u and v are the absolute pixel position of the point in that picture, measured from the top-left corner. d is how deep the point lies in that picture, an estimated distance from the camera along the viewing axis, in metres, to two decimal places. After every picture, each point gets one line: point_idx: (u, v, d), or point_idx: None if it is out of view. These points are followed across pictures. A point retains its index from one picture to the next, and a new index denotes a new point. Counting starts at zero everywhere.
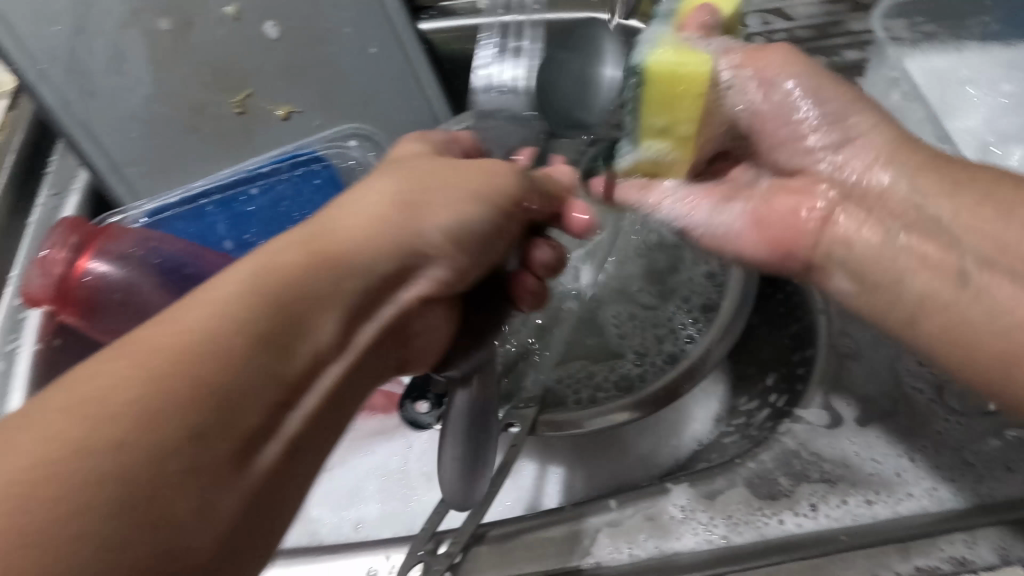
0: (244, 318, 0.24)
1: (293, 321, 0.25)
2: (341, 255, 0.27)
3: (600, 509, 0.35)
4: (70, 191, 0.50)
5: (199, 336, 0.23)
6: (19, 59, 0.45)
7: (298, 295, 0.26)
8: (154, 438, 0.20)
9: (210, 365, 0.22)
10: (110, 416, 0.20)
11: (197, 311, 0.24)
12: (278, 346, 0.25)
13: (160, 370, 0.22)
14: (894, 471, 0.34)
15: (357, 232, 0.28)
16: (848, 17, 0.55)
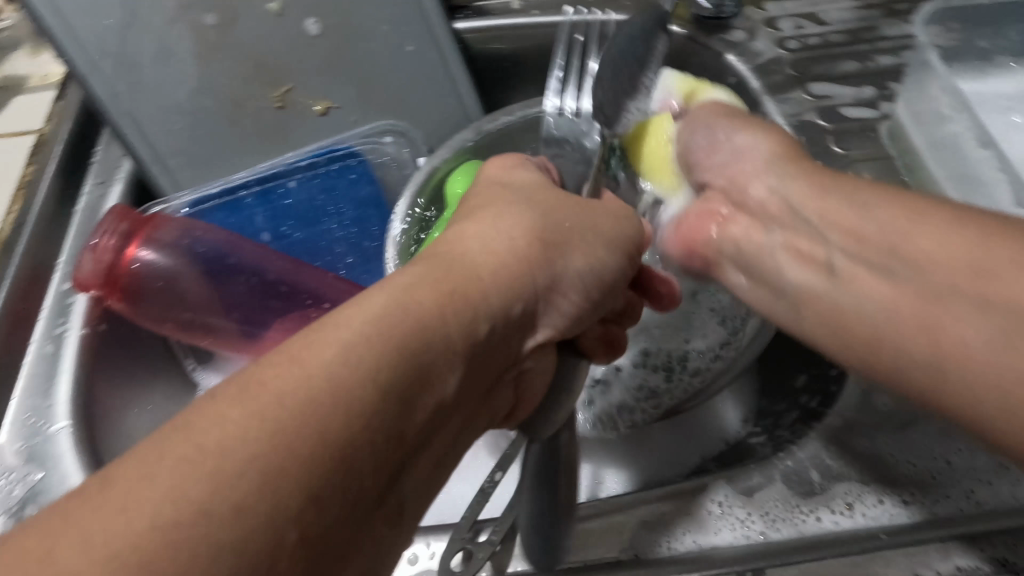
0: (378, 367, 0.21)
1: (428, 372, 0.23)
2: (477, 290, 0.26)
3: (638, 502, 0.35)
4: (115, 181, 0.51)
5: (345, 368, 0.21)
6: (73, 52, 0.47)
7: (434, 338, 0.24)
8: (287, 482, 0.18)
9: (358, 405, 0.20)
10: (253, 448, 0.18)
11: (329, 354, 0.21)
12: (416, 394, 0.22)
13: (302, 409, 0.20)
14: (931, 473, 0.34)
15: (492, 268, 0.27)
16: (882, 23, 0.56)
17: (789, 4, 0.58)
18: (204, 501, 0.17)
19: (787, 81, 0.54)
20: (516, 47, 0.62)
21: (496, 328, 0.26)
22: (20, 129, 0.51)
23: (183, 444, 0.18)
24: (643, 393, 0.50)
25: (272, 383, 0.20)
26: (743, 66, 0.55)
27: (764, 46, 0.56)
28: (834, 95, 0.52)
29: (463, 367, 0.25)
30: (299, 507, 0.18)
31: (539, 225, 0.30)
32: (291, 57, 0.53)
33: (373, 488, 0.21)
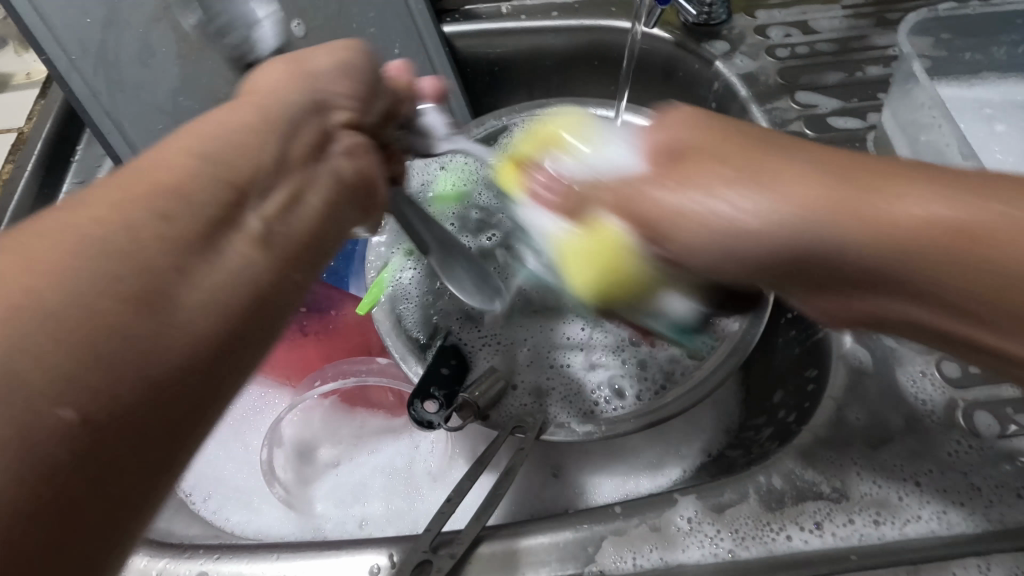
0: (169, 169, 0.23)
1: (238, 148, 0.26)
2: (266, 104, 0.29)
3: (605, 516, 0.34)
4: (95, 180, 0.51)
5: (160, 162, 0.24)
6: (53, 50, 0.46)
7: (237, 135, 0.26)
8: (134, 244, 0.21)
9: (169, 184, 0.23)
10: (86, 230, 0.21)
11: (117, 179, 0.23)
12: (238, 167, 0.25)
13: (129, 201, 0.22)
14: (898, 494, 0.33)
15: (268, 90, 0.30)
16: (871, 33, 0.55)
17: (779, 12, 0.58)
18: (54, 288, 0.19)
19: (775, 89, 0.53)
20: (505, 52, 0.61)
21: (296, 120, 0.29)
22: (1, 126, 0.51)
23: (17, 247, 0.20)
24: (594, 380, 0.47)
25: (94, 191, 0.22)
26: (729, 72, 0.55)
27: (752, 53, 0.56)
28: (822, 104, 0.52)
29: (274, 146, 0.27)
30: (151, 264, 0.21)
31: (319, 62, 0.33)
32: None
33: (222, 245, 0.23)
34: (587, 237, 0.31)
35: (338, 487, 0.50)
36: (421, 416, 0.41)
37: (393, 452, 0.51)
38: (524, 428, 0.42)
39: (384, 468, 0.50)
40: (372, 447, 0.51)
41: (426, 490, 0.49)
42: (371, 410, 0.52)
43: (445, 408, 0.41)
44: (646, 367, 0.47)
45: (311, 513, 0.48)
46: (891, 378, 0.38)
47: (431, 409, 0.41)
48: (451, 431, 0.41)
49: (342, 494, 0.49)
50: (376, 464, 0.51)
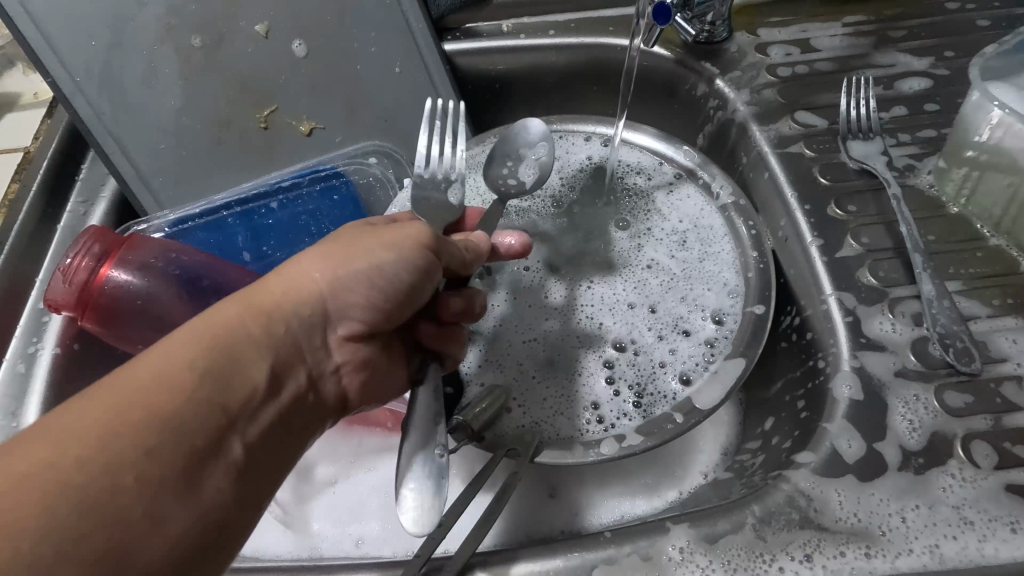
0: (195, 395, 0.27)
1: (231, 375, 0.28)
2: (274, 315, 0.31)
3: (596, 543, 0.34)
4: (99, 199, 0.52)
5: (156, 378, 0.26)
6: (58, 72, 0.47)
7: (230, 348, 0.29)
8: (113, 494, 0.23)
9: (158, 414, 0.25)
10: (63, 471, 0.22)
11: (133, 395, 0.25)
12: (228, 395, 0.28)
13: (98, 433, 0.24)
14: (887, 527, 0.33)
15: (285, 288, 0.32)
16: (873, 52, 0.55)
17: (781, 31, 0.58)
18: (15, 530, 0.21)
19: (775, 108, 0.53)
20: (505, 69, 0.62)
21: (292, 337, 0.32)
22: (7, 146, 0.52)
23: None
24: (574, 378, 0.46)
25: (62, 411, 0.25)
26: (730, 91, 0.55)
27: (754, 71, 0.56)
28: (824, 124, 0.51)
29: (270, 367, 0.30)
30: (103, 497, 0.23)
31: (348, 256, 0.33)
32: (278, 79, 0.53)
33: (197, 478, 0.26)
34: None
35: (335, 507, 0.50)
36: None
37: (389, 471, 0.51)
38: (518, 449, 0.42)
39: (381, 488, 0.50)
40: (369, 465, 0.51)
41: None
42: (368, 428, 0.53)
43: None
44: (634, 366, 0.46)
45: (308, 533, 0.49)
46: (883, 409, 0.38)
47: None
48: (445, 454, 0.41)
49: (339, 512, 0.49)
50: (372, 483, 0.51)
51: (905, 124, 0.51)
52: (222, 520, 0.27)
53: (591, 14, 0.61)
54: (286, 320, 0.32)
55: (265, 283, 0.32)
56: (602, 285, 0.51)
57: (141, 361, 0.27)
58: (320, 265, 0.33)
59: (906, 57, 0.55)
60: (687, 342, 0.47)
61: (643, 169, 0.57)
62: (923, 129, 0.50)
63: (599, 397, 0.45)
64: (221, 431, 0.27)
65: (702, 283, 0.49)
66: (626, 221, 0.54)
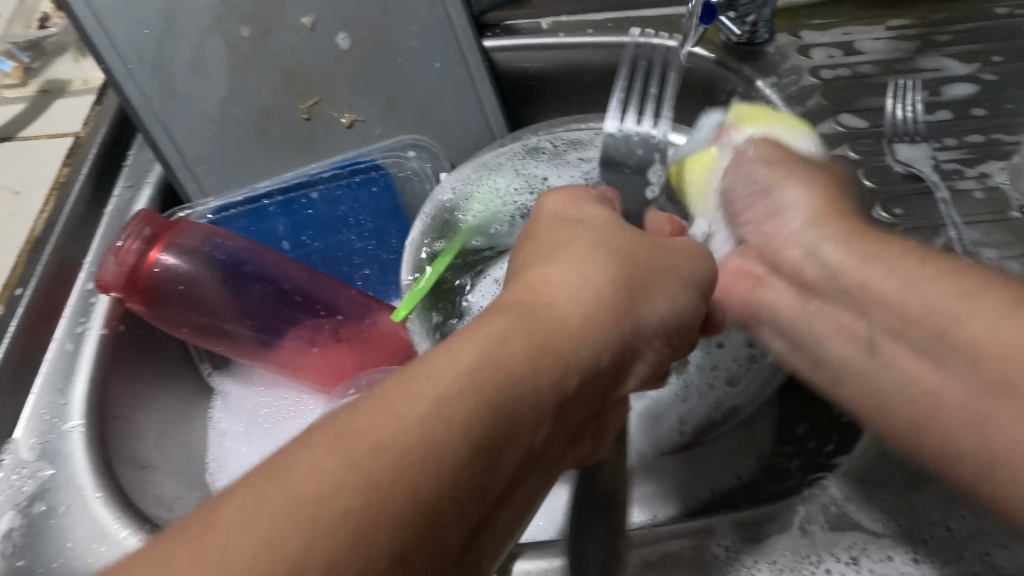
0: (456, 440, 0.21)
1: (508, 423, 0.22)
2: (563, 345, 0.25)
3: (638, 540, 0.34)
4: (145, 184, 0.53)
5: (424, 422, 0.21)
6: (112, 60, 0.49)
7: (518, 391, 0.23)
8: (351, 559, 0.18)
9: (415, 472, 0.20)
10: (313, 538, 0.18)
11: (386, 425, 0.21)
12: (491, 450, 0.22)
13: (348, 483, 0.19)
14: (935, 533, 0.33)
15: (583, 310, 0.26)
16: (918, 56, 0.54)
17: (823, 33, 0.58)
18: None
19: (819, 111, 0.53)
20: (543, 66, 0.62)
21: (586, 378, 0.25)
22: (58, 131, 0.53)
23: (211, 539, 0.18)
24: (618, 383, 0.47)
25: (362, 428, 0.21)
26: (771, 91, 0.54)
27: (795, 74, 0.55)
28: (869, 126, 0.51)
29: (560, 402, 0.24)
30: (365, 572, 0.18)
31: (636, 278, 0.28)
32: (322, 71, 0.54)
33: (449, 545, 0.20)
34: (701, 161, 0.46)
35: None
36: None
37: None
38: None
39: None
40: None
41: None
42: None
43: None
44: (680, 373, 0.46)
45: None
46: None
47: None
48: None
49: None
50: None
51: (952, 128, 0.50)
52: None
53: (630, 13, 0.61)
54: (573, 362, 0.25)
55: (553, 285, 0.27)
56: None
57: (412, 386, 0.22)
58: (619, 278, 0.28)
59: (952, 62, 0.54)
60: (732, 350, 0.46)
61: None
62: (970, 133, 0.49)
63: (661, 414, 0.46)
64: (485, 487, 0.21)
65: None
66: None
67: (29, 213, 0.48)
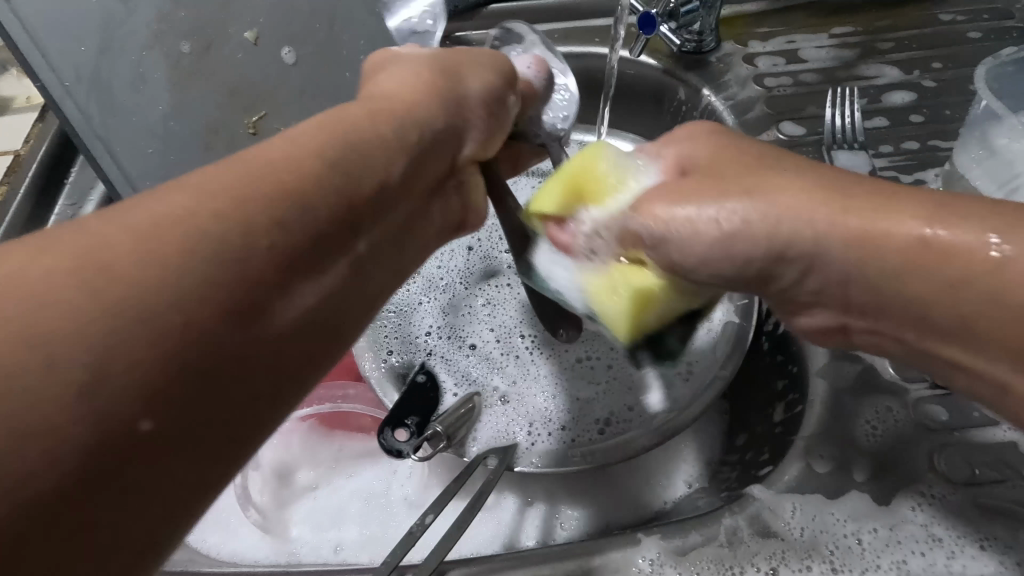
0: (318, 171, 0.23)
1: (364, 150, 0.26)
2: (396, 117, 0.29)
3: (565, 555, 0.34)
4: (87, 202, 0.52)
5: (286, 153, 0.24)
6: (47, 77, 0.48)
7: (365, 131, 0.26)
8: (202, 247, 0.20)
9: (290, 184, 0.23)
10: (179, 250, 0.19)
11: (282, 146, 0.24)
12: (358, 166, 0.25)
13: (213, 210, 0.21)
14: (853, 543, 0.33)
15: (408, 100, 0.30)
16: (859, 63, 0.55)
17: (767, 41, 0.58)
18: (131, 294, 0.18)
19: (763, 119, 0.53)
20: None
21: (424, 144, 0.29)
22: None
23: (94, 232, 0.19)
24: (577, 408, 0.46)
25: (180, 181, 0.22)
26: (716, 101, 0.55)
27: (739, 83, 0.56)
28: (807, 134, 0.51)
29: (399, 171, 0.27)
30: (221, 285, 0.20)
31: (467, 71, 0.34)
32: (266, 85, 0.54)
33: (258, 364, 0.21)
34: (671, 278, 0.29)
35: (315, 511, 0.50)
36: (390, 444, 0.40)
37: (370, 476, 0.51)
38: (496, 455, 0.42)
39: (361, 493, 0.50)
40: (349, 470, 0.51)
41: (402, 516, 0.49)
42: (349, 433, 0.53)
43: (416, 436, 0.41)
44: (633, 392, 0.46)
45: (286, 537, 0.49)
46: (851, 424, 0.38)
47: (401, 437, 0.41)
48: (421, 460, 0.40)
49: (319, 517, 0.49)
50: (352, 488, 0.51)
51: (889, 135, 0.50)
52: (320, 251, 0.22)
53: (578, 24, 0.61)
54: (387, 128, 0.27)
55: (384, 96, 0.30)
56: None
57: (273, 147, 0.24)
58: (444, 79, 0.32)
59: (891, 69, 0.55)
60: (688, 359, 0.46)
61: None
62: (907, 139, 0.50)
63: (591, 410, 0.46)
64: (334, 252, 0.23)
65: None
66: None
67: None
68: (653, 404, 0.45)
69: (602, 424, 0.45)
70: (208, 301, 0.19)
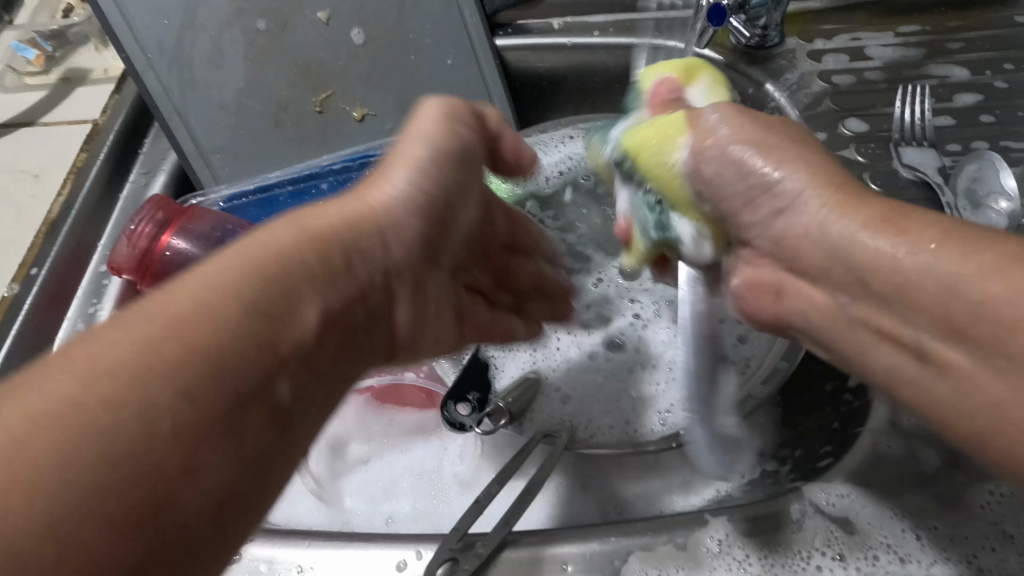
0: (241, 306, 0.23)
1: (290, 285, 0.25)
2: (342, 225, 0.29)
3: (632, 531, 0.34)
4: (159, 172, 0.54)
5: (199, 309, 0.22)
6: (132, 49, 0.50)
7: (290, 271, 0.26)
8: (137, 424, 0.19)
9: (197, 356, 0.21)
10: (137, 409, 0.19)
11: (189, 283, 0.23)
12: (283, 304, 0.25)
13: (139, 353, 0.20)
14: (919, 534, 0.33)
15: (364, 209, 0.30)
16: (926, 63, 0.54)
17: (831, 39, 0.58)
18: (59, 478, 0.17)
19: (830, 115, 0.53)
20: (554, 67, 0.63)
21: (363, 250, 0.29)
22: (77, 118, 0.54)
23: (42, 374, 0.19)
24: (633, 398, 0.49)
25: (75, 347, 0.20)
26: (781, 95, 0.55)
27: (804, 80, 0.55)
28: (872, 130, 0.51)
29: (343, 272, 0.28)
30: (150, 485, 0.19)
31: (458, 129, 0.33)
32: (335, 65, 0.55)
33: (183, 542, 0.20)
34: None
35: (367, 483, 0.51)
36: (453, 417, 0.41)
37: (421, 453, 0.52)
38: (554, 437, 0.43)
39: (412, 469, 0.51)
40: (402, 446, 0.52)
41: (453, 493, 0.50)
42: (400, 408, 0.54)
43: (478, 411, 0.42)
44: None
45: (340, 507, 0.49)
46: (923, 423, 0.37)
47: (464, 411, 0.42)
48: (482, 435, 0.41)
49: (371, 490, 0.50)
50: (404, 464, 0.51)
51: (956, 134, 0.50)
52: (253, 412, 0.23)
53: (640, 16, 0.62)
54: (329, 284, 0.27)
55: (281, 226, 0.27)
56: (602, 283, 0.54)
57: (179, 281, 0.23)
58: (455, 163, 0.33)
59: (960, 69, 0.54)
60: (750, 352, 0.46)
61: None
62: (974, 140, 0.49)
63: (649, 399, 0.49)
64: (237, 420, 0.22)
65: None
66: None
67: (46, 195, 0.49)
68: None
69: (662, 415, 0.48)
70: (136, 486, 0.19)
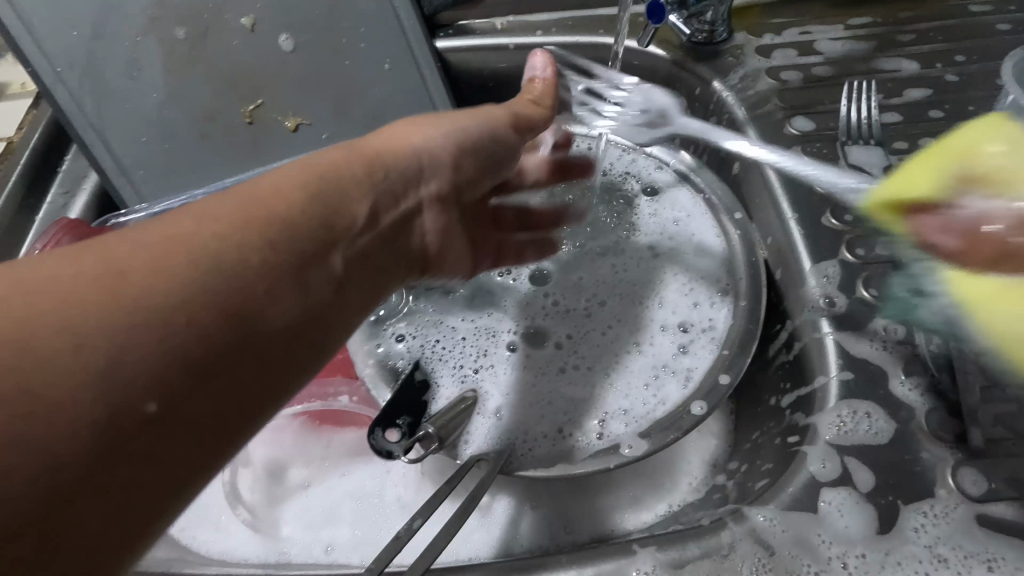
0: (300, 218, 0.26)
1: (337, 207, 0.28)
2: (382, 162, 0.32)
3: (553, 566, 0.33)
4: (80, 191, 0.51)
5: (265, 211, 0.25)
6: (40, 63, 0.47)
7: (345, 198, 0.29)
8: (182, 289, 0.21)
9: (249, 243, 0.24)
10: (186, 274, 0.21)
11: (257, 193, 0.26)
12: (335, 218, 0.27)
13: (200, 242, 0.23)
14: (848, 560, 0.31)
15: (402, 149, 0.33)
16: (875, 56, 0.53)
17: (780, 33, 0.56)
18: (101, 329, 0.19)
19: (777, 114, 0.51)
20: (498, 68, 0.60)
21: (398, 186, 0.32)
22: None
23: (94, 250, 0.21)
24: (567, 411, 0.44)
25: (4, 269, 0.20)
26: (727, 94, 0.53)
27: (751, 77, 0.53)
28: (818, 129, 0.49)
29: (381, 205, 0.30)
30: (175, 345, 0.20)
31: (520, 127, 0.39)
32: (263, 73, 0.52)
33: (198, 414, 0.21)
34: None
35: (307, 509, 0.49)
36: (380, 444, 0.38)
37: (362, 476, 0.50)
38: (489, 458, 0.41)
39: (353, 493, 0.49)
40: (341, 469, 0.50)
41: (394, 517, 0.48)
42: (338, 427, 0.52)
43: (408, 437, 0.40)
44: (629, 394, 0.44)
45: (277, 537, 0.48)
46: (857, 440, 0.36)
47: (393, 438, 0.39)
48: (412, 463, 0.39)
49: (310, 517, 0.48)
50: (345, 488, 0.49)
51: (904, 131, 0.48)
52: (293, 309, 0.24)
53: (585, 13, 0.59)
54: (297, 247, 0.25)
55: (249, 191, 0.25)
56: (529, 294, 0.50)
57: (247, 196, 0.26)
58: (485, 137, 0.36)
59: (910, 62, 0.52)
60: (689, 363, 0.44)
61: (648, 172, 0.55)
62: (921, 137, 0.48)
63: (586, 411, 0.43)
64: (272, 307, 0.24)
65: (660, 286, 0.48)
66: (604, 231, 0.52)
67: None
68: (652, 407, 0.43)
69: (599, 427, 0.42)
70: (174, 343, 0.20)
